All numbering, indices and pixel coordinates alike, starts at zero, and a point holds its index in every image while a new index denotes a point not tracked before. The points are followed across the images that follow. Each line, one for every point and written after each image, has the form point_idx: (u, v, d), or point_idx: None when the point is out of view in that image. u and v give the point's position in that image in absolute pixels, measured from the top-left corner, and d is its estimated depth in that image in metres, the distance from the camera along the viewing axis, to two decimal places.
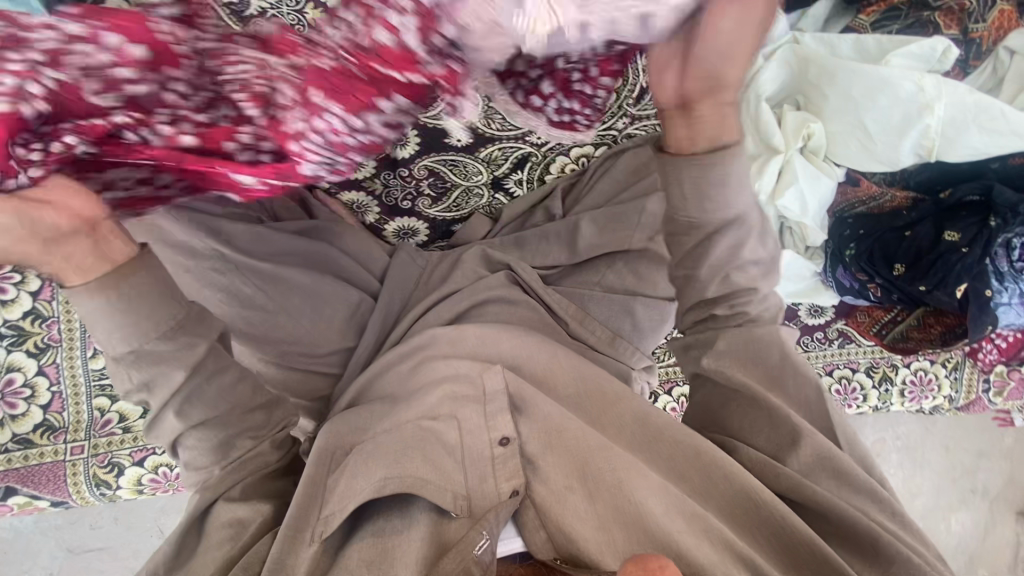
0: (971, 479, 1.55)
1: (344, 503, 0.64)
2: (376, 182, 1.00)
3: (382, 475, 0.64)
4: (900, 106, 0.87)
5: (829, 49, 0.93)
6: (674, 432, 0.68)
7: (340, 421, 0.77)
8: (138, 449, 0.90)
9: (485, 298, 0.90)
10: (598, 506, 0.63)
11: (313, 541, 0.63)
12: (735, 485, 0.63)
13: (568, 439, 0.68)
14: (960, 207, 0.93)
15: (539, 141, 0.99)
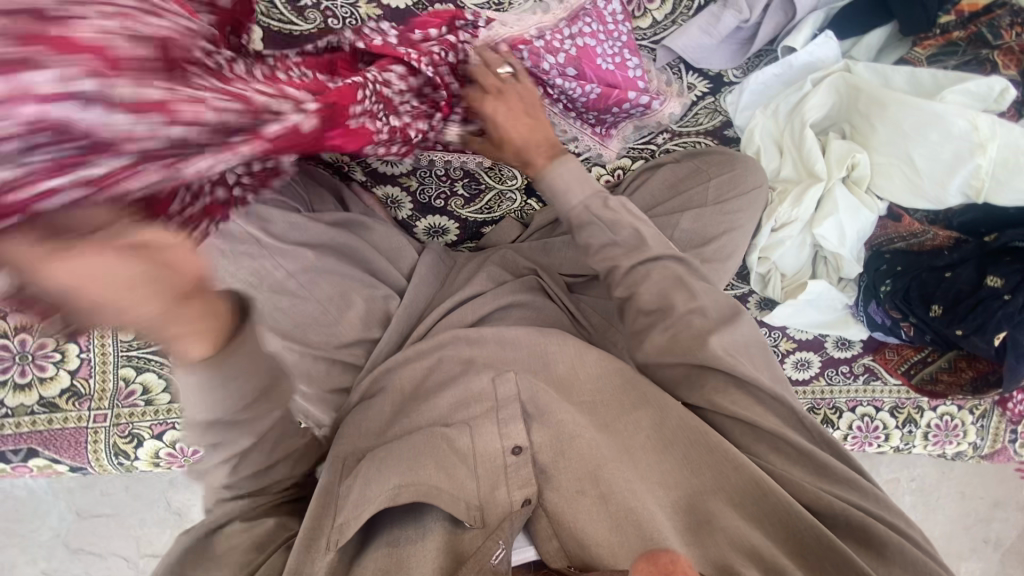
0: (985, 528, 1.50)
1: (357, 512, 0.63)
2: (412, 179, 1.01)
3: (399, 480, 0.64)
4: (951, 143, 0.84)
5: (882, 80, 0.92)
6: (674, 429, 0.68)
7: (351, 424, 0.78)
8: (158, 423, 0.92)
9: (508, 303, 0.89)
10: (611, 507, 0.62)
11: (329, 548, 0.63)
12: (743, 475, 0.62)
13: (579, 448, 0.67)
14: (1005, 253, 0.90)
15: (576, 150, 1.00)
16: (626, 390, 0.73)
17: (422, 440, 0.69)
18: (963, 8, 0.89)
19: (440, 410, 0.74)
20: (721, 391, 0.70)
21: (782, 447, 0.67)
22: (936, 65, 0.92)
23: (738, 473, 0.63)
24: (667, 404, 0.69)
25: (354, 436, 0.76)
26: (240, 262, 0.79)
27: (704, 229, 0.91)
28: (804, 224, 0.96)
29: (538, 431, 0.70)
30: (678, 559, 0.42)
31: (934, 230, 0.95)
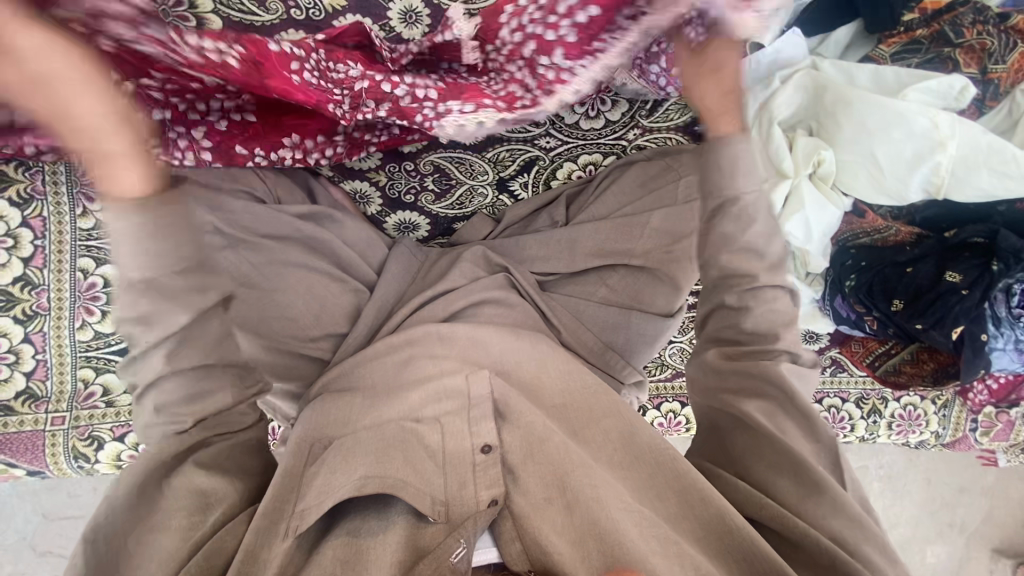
0: (949, 513, 1.55)
1: (320, 500, 0.62)
2: (381, 173, 0.99)
3: (361, 474, 0.63)
4: (913, 140, 0.86)
5: (849, 79, 0.93)
6: (657, 450, 0.66)
7: (318, 411, 0.77)
8: (119, 424, 0.91)
9: (480, 299, 0.89)
10: (575, 521, 0.61)
11: (287, 534, 0.61)
12: (711, 507, 0.60)
13: (549, 451, 0.67)
14: (964, 248, 0.93)
15: (548, 146, 1.00)
16: (599, 397, 0.74)
17: (389, 433, 0.69)
18: (926, 6, 0.90)
19: (410, 405, 0.72)
20: (757, 400, 0.68)
21: (792, 474, 0.63)
22: (898, 62, 0.93)
23: (705, 508, 0.60)
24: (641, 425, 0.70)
25: (320, 422, 0.74)
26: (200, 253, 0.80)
27: (675, 225, 0.92)
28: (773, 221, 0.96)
29: (508, 430, 0.70)
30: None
31: (897, 227, 0.97)
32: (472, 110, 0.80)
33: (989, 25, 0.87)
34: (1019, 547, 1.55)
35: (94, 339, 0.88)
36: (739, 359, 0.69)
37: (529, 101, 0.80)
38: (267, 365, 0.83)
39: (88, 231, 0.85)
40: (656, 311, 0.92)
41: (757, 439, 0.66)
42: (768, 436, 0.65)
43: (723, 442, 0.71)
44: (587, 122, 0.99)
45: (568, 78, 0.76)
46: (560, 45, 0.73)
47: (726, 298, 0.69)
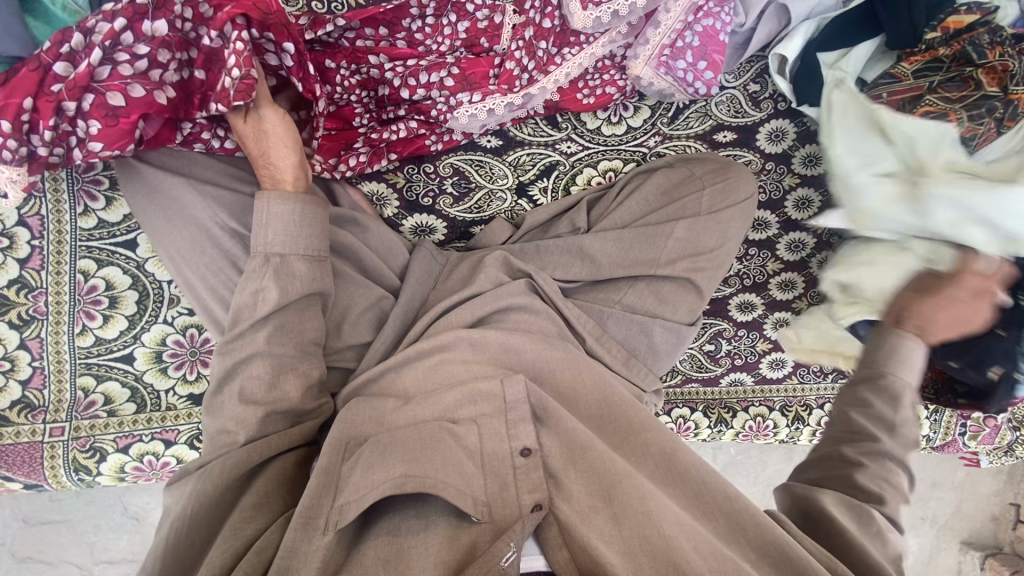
0: (923, 507, 1.62)
1: (360, 495, 0.61)
2: (398, 176, 0.96)
3: (401, 472, 0.62)
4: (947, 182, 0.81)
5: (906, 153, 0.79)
6: (700, 473, 0.67)
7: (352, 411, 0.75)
8: (123, 435, 0.86)
9: (507, 304, 0.88)
10: (623, 530, 0.62)
11: (327, 529, 0.60)
12: (760, 526, 0.60)
13: (591, 459, 0.68)
14: None
15: (568, 150, 1.00)
16: (637, 415, 0.74)
17: (427, 431, 0.68)
18: (948, 25, 0.90)
19: (446, 405, 0.73)
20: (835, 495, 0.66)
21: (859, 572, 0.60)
22: (921, 79, 0.94)
23: (758, 532, 0.59)
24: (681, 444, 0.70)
25: (353, 420, 0.73)
26: (225, 257, 0.78)
27: (698, 239, 0.93)
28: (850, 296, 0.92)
29: (546, 433, 0.71)
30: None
31: None
32: (479, 100, 0.87)
33: (1006, 46, 0.87)
34: (986, 538, 1.63)
35: (95, 345, 0.84)
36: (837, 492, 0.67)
37: (527, 81, 0.88)
38: None
39: (89, 231, 0.80)
40: (678, 320, 0.94)
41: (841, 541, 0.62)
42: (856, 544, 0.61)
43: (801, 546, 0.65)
44: (608, 128, 0.99)
45: (558, 58, 0.88)
46: (550, 33, 0.87)
47: (846, 449, 0.70)
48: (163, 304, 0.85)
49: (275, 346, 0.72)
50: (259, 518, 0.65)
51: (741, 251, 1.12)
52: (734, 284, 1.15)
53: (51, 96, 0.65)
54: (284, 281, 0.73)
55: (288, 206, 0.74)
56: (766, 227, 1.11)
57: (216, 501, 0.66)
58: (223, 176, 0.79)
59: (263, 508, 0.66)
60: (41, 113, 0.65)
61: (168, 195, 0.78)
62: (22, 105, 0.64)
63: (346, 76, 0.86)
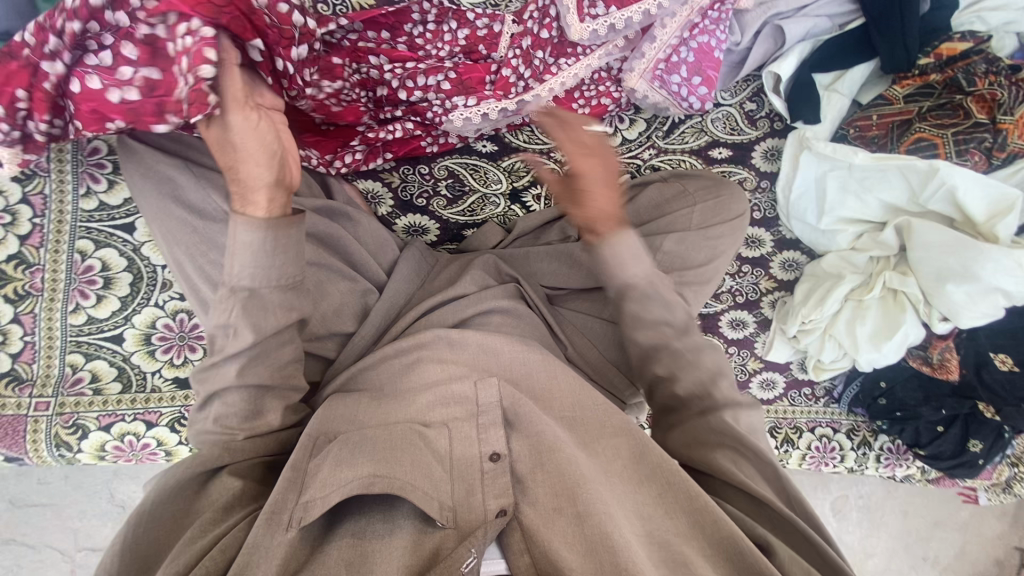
0: (925, 547, 1.57)
1: (326, 493, 0.62)
2: (394, 175, 0.99)
3: (369, 471, 0.63)
4: (897, 194, 0.96)
5: (815, 227, 1.04)
6: (668, 469, 0.66)
7: (332, 406, 0.75)
8: (106, 414, 0.88)
9: (490, 307, 0.89)
10: (585, 530, 0.61)
11: (290, 526, 0.61)
12: (720, 527, 0.60)
13: (558, 460, 0.67)
14: (983, 363, 1.03)
15: (563, 159, 1.01)
16: (590, 417, 0.74)
17: (397, 433, 0.69)
18: (941, 52, 0.92)
19: (422, 407, 0.74)
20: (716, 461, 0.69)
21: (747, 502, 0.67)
22: (912, 104, 0.96)
23: (716, 527, 0.61)
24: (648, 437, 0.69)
25: (329, 418, 0.73)
26: (213, 243, 0.79)
27: (687, 253, 0.93)
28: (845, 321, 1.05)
29: (517, 439, 0.71)
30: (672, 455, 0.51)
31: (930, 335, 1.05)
32: (474, 104, 0.90)
33: (1001, 76, 0.89)
34: None
35: (87, 323, 0.85)
36: (703, 442, 0.72)
37: (522, 89, 0.91)
38: None
39: (90, 212, 0.83)
40: None
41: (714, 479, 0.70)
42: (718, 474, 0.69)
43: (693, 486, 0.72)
44: None
45: (555, 68, 0.90)
46: (547, 44, 0.90)
47: (657, 368, 0.77)
48: (156, 288, 0.87)
49: (248, 377, 0.71)
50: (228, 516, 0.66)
51: (733, 268, 1.12)
52: (726, 300, 1.14)
53: (43, 92, 0.66)
54: (256, 318, 0.70)
55: (257, 233, 0.68)
56: (758, 245, 1.11)
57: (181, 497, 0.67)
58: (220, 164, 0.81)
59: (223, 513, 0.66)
60: (35, 105, 0.66)
61: (163, 177, 0.80)
62: (16, 95, 0.65)
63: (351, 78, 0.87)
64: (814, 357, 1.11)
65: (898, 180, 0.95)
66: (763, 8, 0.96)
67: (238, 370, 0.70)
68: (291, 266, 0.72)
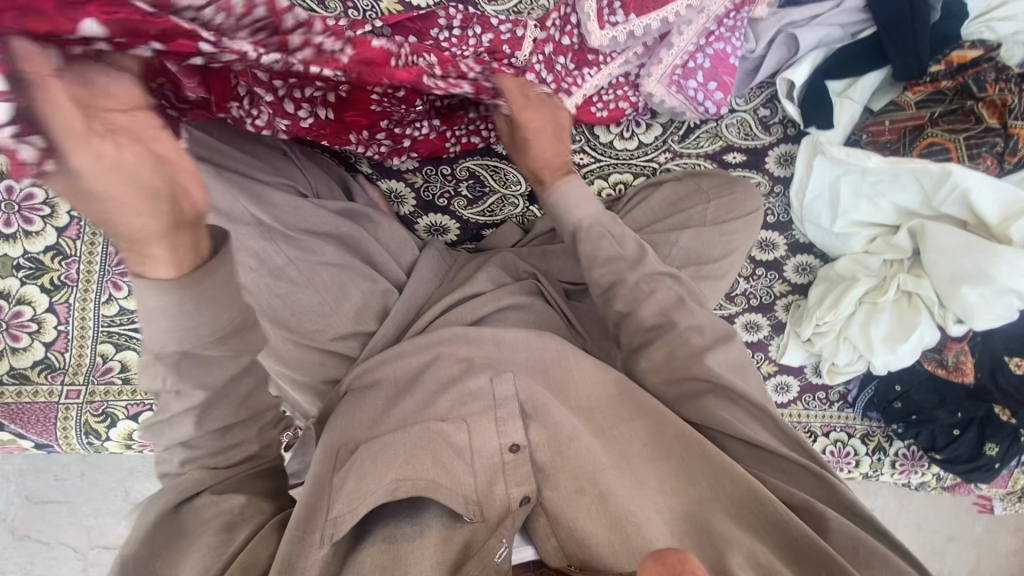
0: (940, 561, 1.55)
1: (354, 506, 0.63)
2: (417, 175, 1.01)
3: (394, 476, 0.64)
4: (908, 197, 0.98)
5: (828, 230, 1.05)
6: (680, 438, 0.70)
7: (342, 417, 0.77)
8: (135, 403, 0.90)
9: (509, 303, 0.91)
10: (608, 508, 0.64)
11: (323, 542, 0.61)
12: (739, 485, 0.64)
13: (577, 449, 0.68)
14: (997, 368, 1.03)
15: (581, 162, 1.04)
16: (607, 410, 0.74)
17: (416, 433, 0.70)
18: (952, 60, 0.94)
19: (437, 407, 0.74)
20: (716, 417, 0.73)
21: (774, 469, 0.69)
22: (924, 110, 0.98)
23: (734, 484, 0.64)
24: (665, 415, 0.72)
25: (346, 427, 0.75)
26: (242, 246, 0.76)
27: (703, 249, 0.95)
28: (860, 324, 1.05)
29: (536, 428, 0.71)
30: (687, 558, 0.40)
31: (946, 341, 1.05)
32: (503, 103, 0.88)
33: (1011, 83, 0.91)
34: None
35: (118, 315, 0.87)
36: (702, 401, 0.75)
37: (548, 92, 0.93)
38: (290, 356, 0.82)
39: None
40: None
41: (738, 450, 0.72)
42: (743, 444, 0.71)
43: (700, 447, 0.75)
44: (620, 143, 1.04)
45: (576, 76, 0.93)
46: (569, 50, 0.92)
47: (617, 305, 0.84)
48: None
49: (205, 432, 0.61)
50: (236, 538, 0.60)
51: (747, 270, 1.14)
52: (740, 303, 1.16)
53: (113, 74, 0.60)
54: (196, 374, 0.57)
55: (166, 297, 0.51)
56: (772, 248, 1.13)
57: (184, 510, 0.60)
58: (246, 168, 0.81)
59: (226, 529, 0.60)
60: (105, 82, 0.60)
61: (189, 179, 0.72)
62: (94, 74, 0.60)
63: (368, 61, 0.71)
64: (828, 360, 1.12)
65: (911, 184, 0.96)
66: (776, 17, 0.99)
67: (195, 422, 0.60)
68: (232, 307, 0.55)
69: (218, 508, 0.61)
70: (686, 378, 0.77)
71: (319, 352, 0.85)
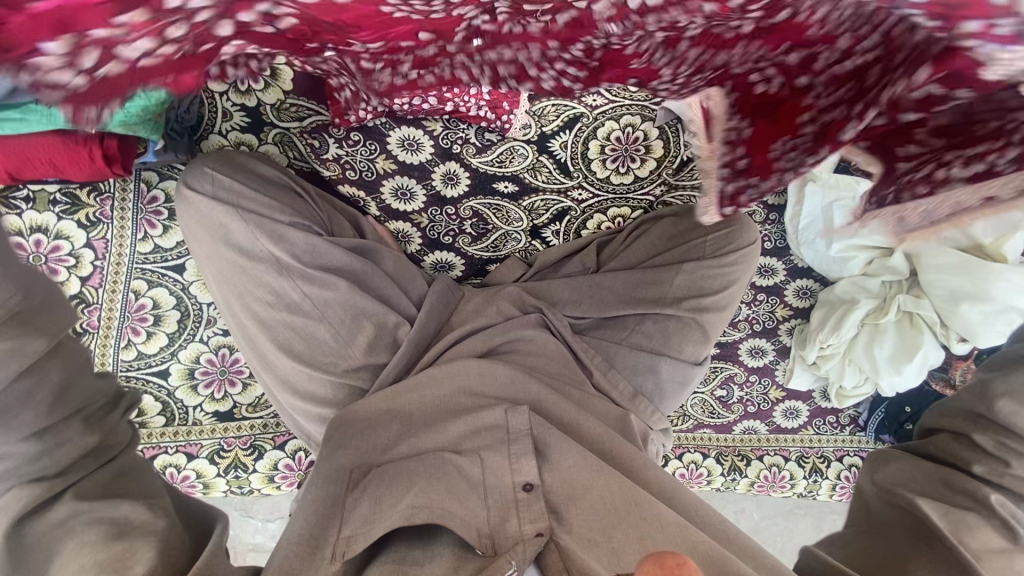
0: None
1: (367, 528, 0.64)
2: (423, 216, 1.06)
3: (410, 504, 0.65)
4: None
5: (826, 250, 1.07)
6: (701, 513, 0.70)
7: (360, 433, 0.78)
8: (149, 447, 0.94)
9: (516, 336, 0.94)
10: (623, 563, 0.61)
11: (334, 558, 0.62)
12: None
13: (593, 497, 0.69)
14: None
15: (580, 198, 1.07)
16: (622, 460, 0.76)
17: (428, 462, 0.72)
18: None
19: (451, 436, 0.77)
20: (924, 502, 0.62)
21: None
22: None
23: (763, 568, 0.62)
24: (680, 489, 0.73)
25: (358, 445, 0.77)
26: (260, 282, 0.82)
27: (702, 283, 0.96)
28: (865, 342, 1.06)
29: (548, 471, 0.72)
30: (685, 562, 0.35)
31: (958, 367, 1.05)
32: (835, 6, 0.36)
33: None
34: None
35: (136, 358, 0.92)
36: (935, 485, 0.63)
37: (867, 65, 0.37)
38: (308, 391, 0.85)
39: (145, 255, 0.90)
40: (684, 360, 0.97)
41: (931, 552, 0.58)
42: (944, 550, 0.57)
43: (879, 525, 0.66)
44: (617, 178, 1.05)
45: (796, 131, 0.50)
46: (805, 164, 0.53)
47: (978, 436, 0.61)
48: (201, 324, 0.93)
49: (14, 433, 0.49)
50: (133, 552, 0.50)
51: (749, 297, 1.16)
52: (743, 329, 1.17)
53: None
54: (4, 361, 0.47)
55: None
56: (771, 274, 1.15)
57: (51, 528, 0.51)
58: (266, 209, 0.83)
59: (115, 537, 0.50)
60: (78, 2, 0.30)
61: (213, 219, 0.81)
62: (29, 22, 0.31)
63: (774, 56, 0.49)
64: (836, 383, 1.12)
65: None
66: None
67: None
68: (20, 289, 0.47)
69: (90, 516, 0.51)
70: (958, 478, 0.62)
71: (331, 384, 0.85)
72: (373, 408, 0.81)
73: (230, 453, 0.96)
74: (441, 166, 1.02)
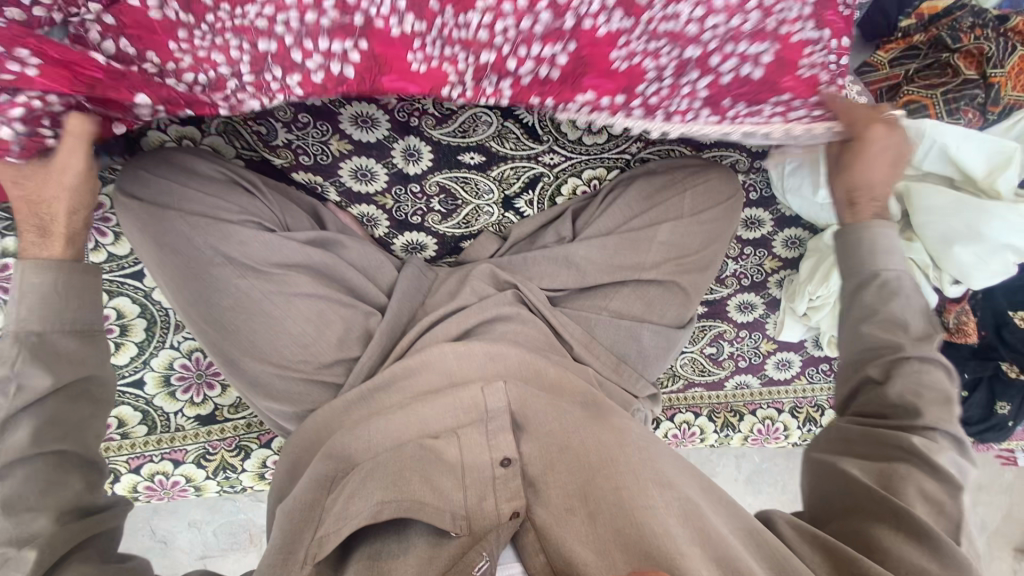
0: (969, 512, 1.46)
1: (341, 524, 0.63)
2: (387, 197, 1.01)
3: (380, 497, 0.64)
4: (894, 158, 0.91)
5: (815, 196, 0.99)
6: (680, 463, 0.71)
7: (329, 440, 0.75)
8: (134, 457, 0.95)
9: (493, 316, 0.90)
10: (598, 528, 0.62)
11: (306, 562, 0.63)
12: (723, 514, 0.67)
13: (569, 459, 0.69)
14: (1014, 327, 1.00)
15: (552, 162, 0.99)
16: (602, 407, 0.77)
17: (407, 453, 0.69)
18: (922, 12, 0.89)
19: (429, 420, 0.74)
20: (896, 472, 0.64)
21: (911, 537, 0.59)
22: (898, 67, 0.92)
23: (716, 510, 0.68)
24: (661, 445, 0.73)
25: (334, 446, 0.74)
26: (216, 286, 0.79)
27: (683, 241, 0.94)
28: None
29: (527, 442, 0.72)
30: None
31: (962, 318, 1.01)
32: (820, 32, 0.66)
33: (987, 29, 0.86)
34: None
35: None
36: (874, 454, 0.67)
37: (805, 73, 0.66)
38: (283, 391, 0.83)
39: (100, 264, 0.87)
40: (666, 323, 0.95)
41: (871, 509, 0.63)
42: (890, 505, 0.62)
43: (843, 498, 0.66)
44: (589, 138, 0.96)
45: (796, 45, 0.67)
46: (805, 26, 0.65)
47: (872, 370, 0.70)
48: (170, 330, 0.91)
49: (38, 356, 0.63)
50: None
51: (735, 251, 1.11)
52: (732, 284, 1.14)
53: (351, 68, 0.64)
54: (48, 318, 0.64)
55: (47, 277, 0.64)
56: (759, 226, 1.10)
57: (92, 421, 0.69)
58: (209, 209, 0.79)
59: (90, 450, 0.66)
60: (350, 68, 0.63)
61: (155, 224, 0.77)
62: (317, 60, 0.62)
63: (704, 38, 0.64)
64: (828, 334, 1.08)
65: None
66: None
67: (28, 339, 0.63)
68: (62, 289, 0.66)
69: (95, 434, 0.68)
70: (891, 436, 0.66)
71: (305, 382, 0.84)
72: (348, 403, 0.81)
73: (216, 455, 0.98)
74: (400, 143, 0.94)
